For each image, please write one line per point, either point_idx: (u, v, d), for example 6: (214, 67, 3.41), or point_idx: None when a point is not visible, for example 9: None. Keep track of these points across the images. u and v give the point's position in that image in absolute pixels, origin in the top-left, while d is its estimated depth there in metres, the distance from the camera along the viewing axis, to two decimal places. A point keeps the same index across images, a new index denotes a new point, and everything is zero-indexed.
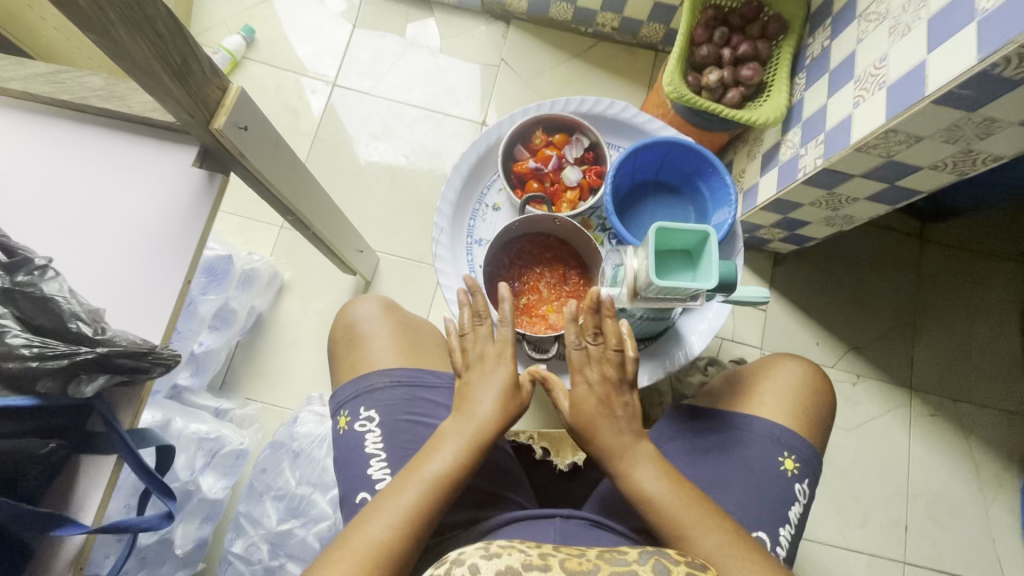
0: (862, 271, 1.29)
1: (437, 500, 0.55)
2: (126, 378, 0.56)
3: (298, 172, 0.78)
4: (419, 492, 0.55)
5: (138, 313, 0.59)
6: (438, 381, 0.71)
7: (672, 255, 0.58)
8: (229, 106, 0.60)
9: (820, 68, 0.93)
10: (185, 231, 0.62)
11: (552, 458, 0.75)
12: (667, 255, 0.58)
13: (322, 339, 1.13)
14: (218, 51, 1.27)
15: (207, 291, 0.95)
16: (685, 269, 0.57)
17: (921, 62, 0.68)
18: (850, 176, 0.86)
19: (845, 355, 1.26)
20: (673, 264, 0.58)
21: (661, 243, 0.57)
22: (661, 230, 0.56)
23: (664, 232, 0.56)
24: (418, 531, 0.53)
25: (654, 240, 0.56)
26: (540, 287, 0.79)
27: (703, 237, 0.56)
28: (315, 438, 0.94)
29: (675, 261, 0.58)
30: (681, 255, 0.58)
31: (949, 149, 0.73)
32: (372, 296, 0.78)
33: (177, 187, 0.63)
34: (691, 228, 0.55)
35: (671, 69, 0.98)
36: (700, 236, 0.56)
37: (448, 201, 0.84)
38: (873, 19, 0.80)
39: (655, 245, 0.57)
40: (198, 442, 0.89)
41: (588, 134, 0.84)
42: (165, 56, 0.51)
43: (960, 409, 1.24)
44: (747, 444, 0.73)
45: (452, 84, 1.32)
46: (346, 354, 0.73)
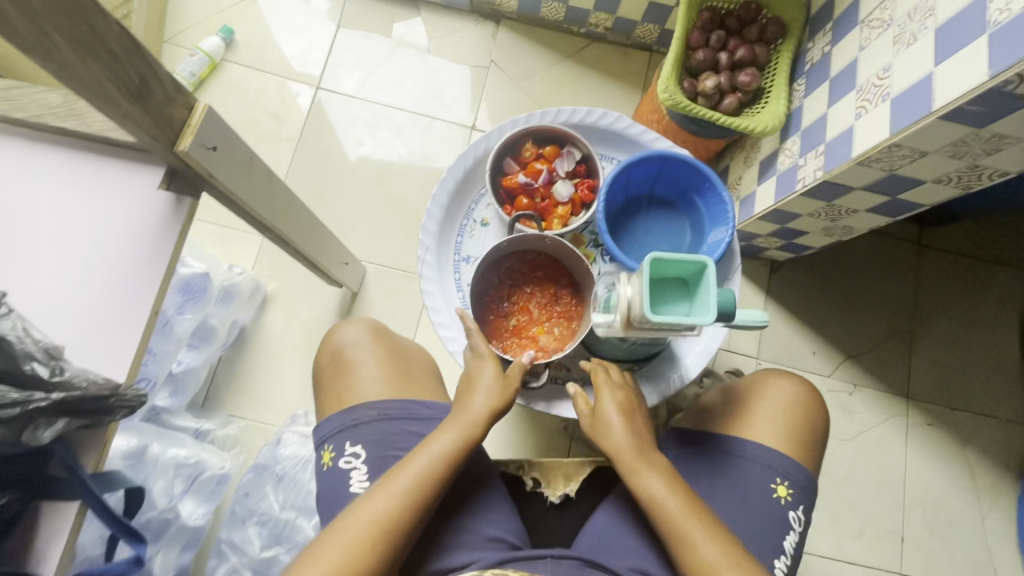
0: (859, 277, 1.27)
1: (432, 490, 0.58)
2: (88, 421, 0.53)
3: (275, 188, 0.74)
4: (414, 482, 0.57)
5: (101, 351, 0.55)
6: (429, 414, 0.68)
7: (668, 285, 0.55)
8: (195, 125, 0.56)
9: (821, 74, 0.89)
10: (151, 260, 0.58)
11: (543, 490, 0.72)
12: (663, 284, 0.56)
13: (308, 354, 1.10)
14: (195, 53, 1.22)
15: (184, 309, 0.91)
16: (681, 300, 0.54)
17: (927, 75, 0.65)
18: (851, 189, 0.83)
19: (842, 364, 1.24)
20: (669, 295, 0.55)
21: (656, 272, 0.55)
22: (656, 260, 0.53)
23: (659, 262, 0.53)
24: (413, 517, 0.56)
25: (649, 270, 0.53)
26: (530, 307, 0.75)
27: (700, 268, 0.53)
28: (299, 461, 0.91)
29: (671, 290, 0.55)
30: (678, 285, 0.55)
31: (954, 164, 0.70)
32: (361, 321, 0.75)
33: (142, 210, 0.59)
34: (687, 259, 0.52)
35: (666, 75, 0.95)
36: (698, 267, 0.53)
37: (434, 217, 0.81)
38: (877, 26, 0.77)
39: (650, 275, 0.54)
40: (176, 467, 0.85)
41: (580, 146, 0.80)
42: (120, 77, 0.47)
43: (956, 418, 1.22)
44: (740, 471, 0.71)
45: (440, 86, 1.28)
46: (333, 384, 0.70)
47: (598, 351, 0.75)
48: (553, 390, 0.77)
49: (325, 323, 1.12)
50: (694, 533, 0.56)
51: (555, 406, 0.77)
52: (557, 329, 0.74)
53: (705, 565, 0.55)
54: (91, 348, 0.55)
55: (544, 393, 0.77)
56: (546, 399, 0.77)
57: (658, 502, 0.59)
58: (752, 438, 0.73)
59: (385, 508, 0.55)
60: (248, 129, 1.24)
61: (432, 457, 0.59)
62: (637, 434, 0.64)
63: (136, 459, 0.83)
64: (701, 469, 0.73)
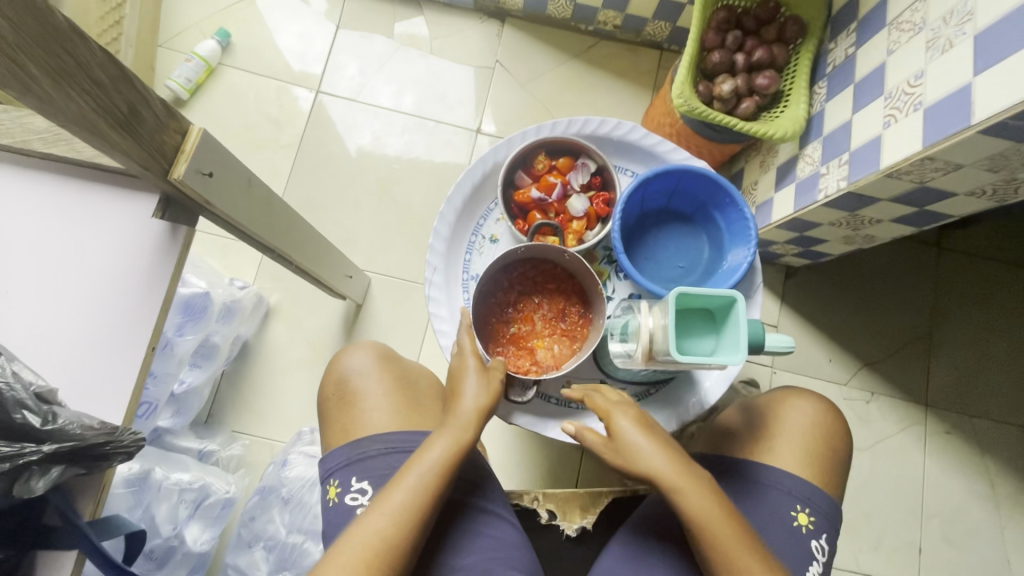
0: (877, 283, 1.23)
1: (430, 502, 0.55)
2: (84, 469, 0.51)
3: (275, 207, 0.71)
4: (411, 496, 0.55)
5: (100, 395, 0.53)
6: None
7: (693, 317, 0.52)
8: (189, 152, 0.52)
9: (844, 78, 0.85)
10: (145, 295, 0.55)
11: (559, 522, 0.71)
12: (688, 315, 0.53)
13: (313, 368, 1.08)
14: (190, 58, 1.18)
15: (184, 330, 0.87)
16: (707, 335, 0.51)
17: (966, 85, 0.61)
18: (876, 200, 0.79)
19: (859, 372, 1.21)
20: (694, 328, 0.52)
21: (680, 304, 0.52)
22: (682, 294, 0.50)
23: (685, 296, 0.50)
24: (413, 531, 0.54)
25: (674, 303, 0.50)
26: (535, 317, 0.71)
27: (729, 302, 0.50)
28: (306, 482, 0.89)
29: (697, 322, 0.52)
30: (703, 318, 0.52)
31: (991, 177, 0.66)
32: (368, 346, 0.73)
33: (135, 240, 0.56)
34: (716, 294, 0.49)
35: (680, 79, 0.90)
36: (726, 301, 0.50)
37: (441, 234, 0.77)
38: (907, 29, 0.73)
39: (674, 307, 0.51)
40: (181, 492, 0.83)
41: (595, 157, 0.76)
42: (107, 107, 0.44)
43: (976, 425, 1.19)
44: (762, 498, 0.68)
45: (444, 89, 1.24)
46: (339, 415, 0.68)
47: (613, 374, 0.72)
48: (550, 409, 0.73)
49: (329, 336, 1.10)
50: (730, 546, 0.55)
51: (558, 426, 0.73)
52: (556, 345, 0.70)
53: None
54: (89, 390, 0.53)
55: (531, 408, 0.73)
56: (534, 414, 0.73)
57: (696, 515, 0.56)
58: (768, 462, 0.70)
59: (382, 528, 0.53)
60: (246, 135, 1.20)
61: (427, 467, 0.57)
62: (661, 441, 0.59)
63: (139, 485, 0.81)
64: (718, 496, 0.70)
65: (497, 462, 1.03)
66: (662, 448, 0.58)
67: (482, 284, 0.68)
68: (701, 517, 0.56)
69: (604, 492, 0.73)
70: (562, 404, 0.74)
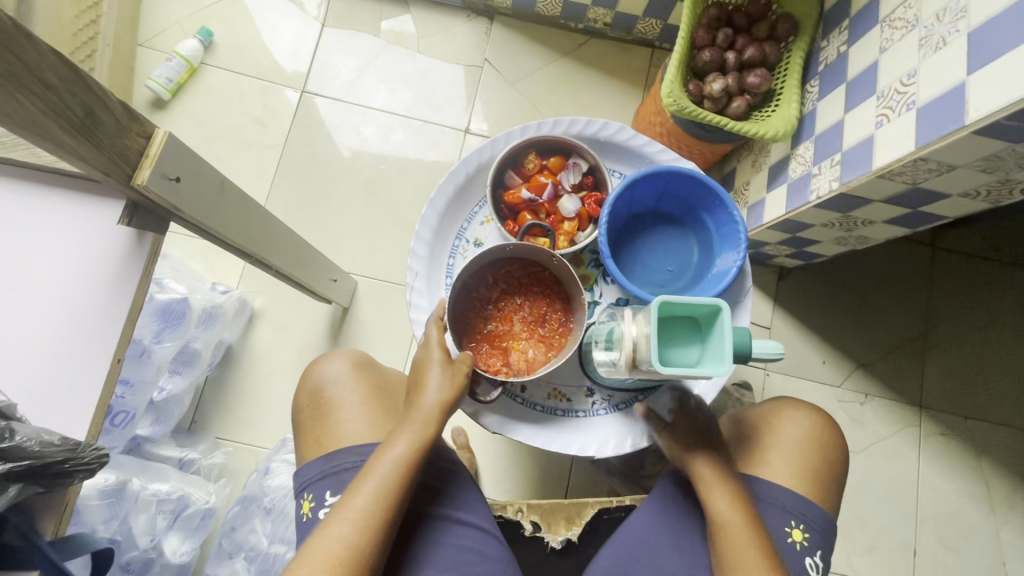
0: (871, 283, 1.22)
1: (393, 503, 0.55)
2: (43, 487, 0.50)
3: (250, 213, 0.69)
4: (374, 499, 0.54)
5: (63, 411, 0.51)
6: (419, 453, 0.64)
7: (678, 326, 0.50)
8: (153, 157, 0.50)
9: (836, 77, 0.83)
10: (109, 305, 0.53)
11: (544, 534, 0.71)
12: (672, 323, 0.51)
13: (298, 373, 1.06)
14: (171, 57, 1.15)
15: (162, 337, 0.84)
16: (692, 344, 0.50)
17: (959, 84, 0.59)
18: (869, 201, 0.77)
19: (853, 374, 1.19)
20: (678, 336, 0.50)
21: (663, 312, 0.50)
22: (664, 302, 0.48)
23: (667, 304, 0.49)
24: (378, 532, 0.54)
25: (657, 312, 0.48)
26: (514, 318, 0.69)
27: (713, 311, 0.48)
28: (288, 491, 0.88)
29: (681, 329, 0.50)
30: (687, 326, 0.50)
31: (985, 178, 0.65)
32: (344, 353, 0.71)
33: (97, 249, 0.54)
34: (699, 302, 0.48)
35: (670, 78, 0.88)
36: (710, 310, 0.48)
37: (424, 237, 0.75)
38: (900, 27, 0.71)
39: (656, 315, 0.50)
40: (159, 503, 0.81)
41: (586, 157, 0.74)
42: (60, 111, 0.42)
43: (971, 427, 1.18)
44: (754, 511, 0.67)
45: (432, 88, 1.22)
46: (313, 426, 0.66)
47: (598, 381, 0.70)
48: (536, 416, 0.71)
49: (314, 341, 1.08)
50: (738, 540, 0.58)
51: (543, 436, 0.70)
52: (531, 350, 0.68)
53: None
54: (53, 405, 0.52)
55: (499, 408, 0.70)
56: (502, 415, 0.70)
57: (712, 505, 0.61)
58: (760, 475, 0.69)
59: (345, 534, 0.52)
60: (230, 136, 1.18)
61: (389, 466, 0.56)
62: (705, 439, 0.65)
63: (116, 496, 0.79)
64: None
65: (485, 469, 1.02)
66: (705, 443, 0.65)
67: (465, 276, 0.66)
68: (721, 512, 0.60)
69: (589, 503, 0.74)
70: (546, 410, 0.71)
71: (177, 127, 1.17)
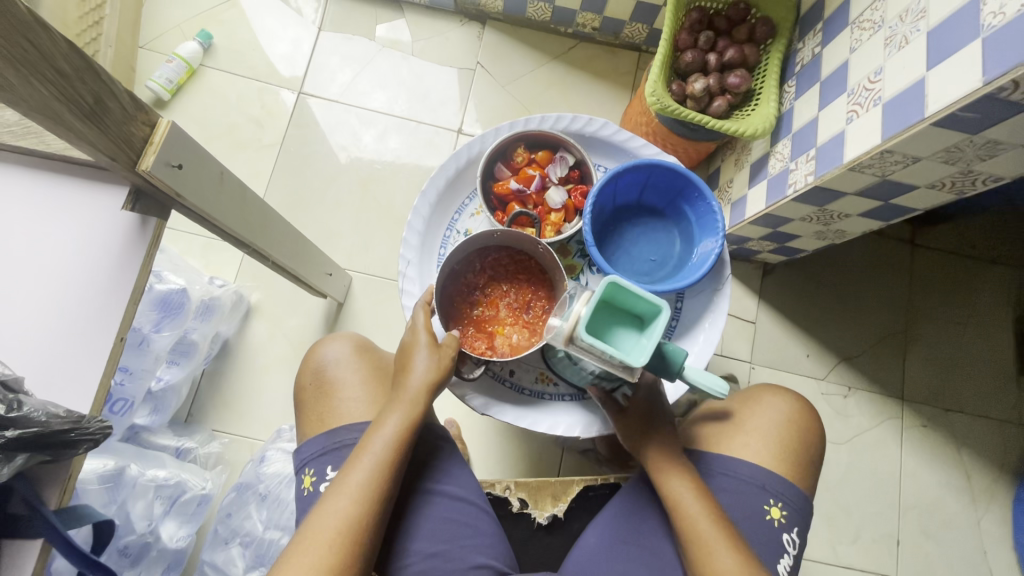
0: (854, 279, 1.25)
1: (388, 477, 0.57)
2: (49, 456, 0.52)
3: (250, 202, 0.72)
4: (369, 476, 0.56)
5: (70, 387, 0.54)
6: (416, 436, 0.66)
7: (621, 314, 0.54)
8: (157, 143, 0.53)
9: (811, 76, 0.87)
10: (114, 286, 0.56)
11: (530, 510, 0.75)
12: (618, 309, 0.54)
13: (293, 366, 1.08)
14: (171, 59, 1.19)
15: (162, 326, 0.86)
16: (624, 332, 0.53)
17: (920, 80, 0.63)
18: (843, 194, 0.81)
19: (836, 367, 1.22)
20: (616, 324, 0.53)
21: (610, 297, 0.53)
22: (614, 286, 0.51)
23: (615, 288, 0.52)
24: (375, 506, 0.56)
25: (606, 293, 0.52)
26: (500, 304, 0.73)
27: (655, 310, 0.51)
28: (282, 478, 0.90)
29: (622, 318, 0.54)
30: (628, 317, 0.54)
31: (948, 170, 0.68)
32: (345, 336, 0.73)
33: (106, 233, 0.56)
34: (643, 296, 0.51)
35: (653, 78, 0.92)
36: (652, 307, 0.51)
37: (416, 228, 0.78)
38: (868, 28, 0.75)
39: (602, 297, 0.53)
40: (157, 488, 0.83)
41: (573, 151, 0.78)
42: (71, 96, 0.45)
43: (952, 419, 1.21)
44: (735, 490, 0.69)
45: (427, 89, 1.25)
46: (316, 404, 0.69)
47: (563, 375, 0.73)
48: (524, 399, 0.74)
49: (309, 333, 1.10)
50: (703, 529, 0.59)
51: (529, 418, 0.73)
52: (515, 335, 0.71)
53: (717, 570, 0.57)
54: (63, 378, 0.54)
55: (485, 388, 0.73)
56: (489, 396, 0.73)
57: (678, 499, 0.62)
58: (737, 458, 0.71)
59: (343, 508, 0.55)
60: (228, 136, 1.21)
61: (381, 444, 0.58)
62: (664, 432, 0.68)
63: (114, 481, 0.81)
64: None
65: (477, 458, 1.04)
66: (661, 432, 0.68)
67: (453, 261, 0.70)
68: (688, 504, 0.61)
69: (574, 480, 0.77)
70: (535, 394, 0.74)
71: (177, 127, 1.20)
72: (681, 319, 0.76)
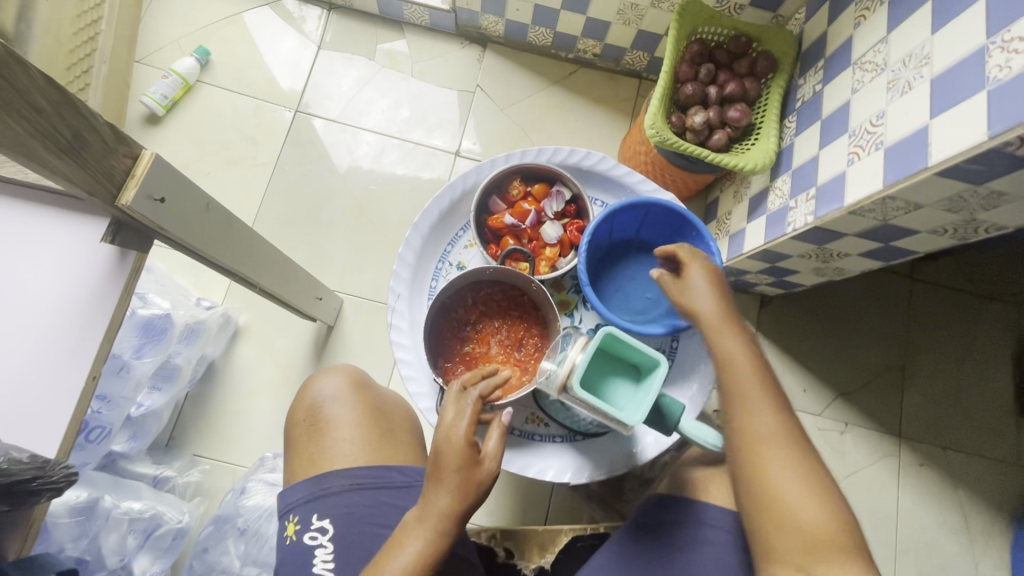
0: (851, 313, 1.24)
1: None
2: (9, 505, 0.50)
3: (236, 232, 0.70)
4: None
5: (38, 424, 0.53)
6: (406, 482, 0.66)
7: (616, 366, 0.52)
8: (139, 176, 0.51)
9: (812, 114, 0.86)
10: (87, 324, 0.54)
11: (517, 560, 0.76)
12: (616, 361, 0.52)
13: (280, 390, 1.06)
14: (168, 74, 1.17)
15: (143, 352, 0.84)
16: (621, 385, 0.51)
17: (923, 127, 0.62)
18: (842, 235, 0.79)
19: (833, 403, 1.20)
20: (610, 375, 0.51)
21: (606, 347, 0.51)
22: (611, 335, 0.50)
23: (614, 338, 0.50)
24: None
25: (601, 344, 0.50)
26: (491, 340, 0.73)
27: (653, 363, 0.49)
28: (262, 512, 0.87)
29: (621, 372, 0.52)
30: (625, 369, 0.52)
31: (951, 217, 0.67)
32: (342, 370, 0.74)
33: (82, 267, 0.55)
34: (643, 350, 0.49)
35: (653, 110, 0.91)
36: (651, 362, 0.49)
37: (407, 260, 0.76)
38: (870, 69, 0.74)
39: (598, 347, 0.51)
40: (131, 521, 0.81)
41: (569, 185, 0.76)
42: (47, 132, 0.43)
43: (949, 458, 1.19)
44: (712, 543, 0.64)
45: (425, 110, 1.24)
46: (307, 444, 0.68)
47: (554, 416, 0.71)
48: (513, 440, 0.71)
49: (297, 357, 1.08)
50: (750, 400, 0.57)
51: (518, 460, 0.71)
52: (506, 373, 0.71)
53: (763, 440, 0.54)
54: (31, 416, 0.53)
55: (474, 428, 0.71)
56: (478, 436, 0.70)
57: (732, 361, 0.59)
58: (719, 501, 0.66)
59: None
60: (223, 153, 1.20)
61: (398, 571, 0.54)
62: (717, 291, 0.64)
63: (85, 514, 0.78)
64: (672, 539, 0.66)
65: None
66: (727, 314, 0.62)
67: (445, 296, 0.70)
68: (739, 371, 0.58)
69: (562, 531, 0.78)
70: (525, 435, 0.71)
71: (171, 143, 1.19)
72: (676, 360, 0.75)
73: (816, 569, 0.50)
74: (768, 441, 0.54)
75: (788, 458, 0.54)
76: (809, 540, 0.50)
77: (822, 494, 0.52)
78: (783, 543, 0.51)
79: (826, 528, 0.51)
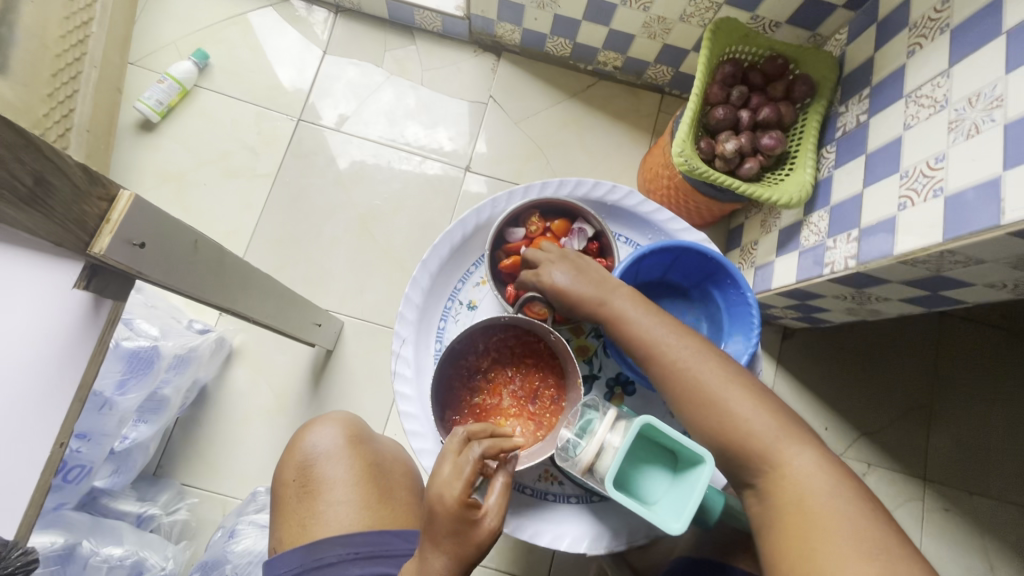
0: (877, 347, 1.18)
1: None
2: None
3: (230, 268, 0.64)
4: None
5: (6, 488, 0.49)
6: (404, 550, 0.64)
7: (653, 454, 0.47)
8: (115, 223, 0.45)
9: (855, 146, 0.80)
10: (55, 385, 0.50)
11: None
12: (650, 447, 0.47)
13: (275, 418, 1.00)
14: (164, 79, 1.11)
15: (126, 387, 0.78)
16: (656, 479, 0.46)
17: (994, 178, 0.56)
18: (886, 282, 0.73)
19: (854, 442, 1.14)
20: (644, 466, 0.47)
21: (648, 435, 0.47)
22: (654, 426, 0.45)
23: (654, 428, 0.46)
24: None
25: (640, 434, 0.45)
26: (503, 391, 0.67)
27: (697, 461, 0.44)
28: (252, 558, 0.82)
29: (654, 461, 0.47)
30: (660, 458, 0.47)
31: (1014, 274, 0.61)
32: (335, 421, 0.71)
33: (38, 326, 0.49)
34: (684, 443, 0.44)
35: (681, 136, 0.85)
36: (692, 456, 0.44)
37: (413, 300, 0.70)
38: (927, 104, 0.68)
39: (638, 434, 0.46)
40: (110, 569, 0.76)
41: (591, 221, 0.69)
42: (5, 183, 0.38)
43: (975, 503, 1.13)
44: None
45: (436, 121, 1.17)
46: (298, 506, 0.67)
47: (568, 476, 0.65)
48: (523, 499, 0.66)
49: (294, 383, 1.02)
50: (659, 341, 0.56)
51: (527, 522, 0.65)
52: (518, 427, 0.65)
53: (678, 362, 0.54)
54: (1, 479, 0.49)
55: None
56: None
57: (637, 326, 0.57)
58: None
59: None
60: (220, 163, 1.13)
61: None
62: (582, 271, 0.61)
63: (63, 561, 0.73)
64: None
65: None
66: (585, 281, 0.61)
67: (456, 345, 0.63)
68: (635, 320, 0.58)
69: None
70: (537, 494, 0.66)
71: (165, 151, 1.13)
72: None
73: (761, 484, 0.50)
74: (687, 359, 0.54)
75: (704, 366, 0.54)
76: (743, 440, 0.50)
77: (754, 398, 0.52)
78: (735, 456, 0.51)
79: (765, 431, 0.50)
